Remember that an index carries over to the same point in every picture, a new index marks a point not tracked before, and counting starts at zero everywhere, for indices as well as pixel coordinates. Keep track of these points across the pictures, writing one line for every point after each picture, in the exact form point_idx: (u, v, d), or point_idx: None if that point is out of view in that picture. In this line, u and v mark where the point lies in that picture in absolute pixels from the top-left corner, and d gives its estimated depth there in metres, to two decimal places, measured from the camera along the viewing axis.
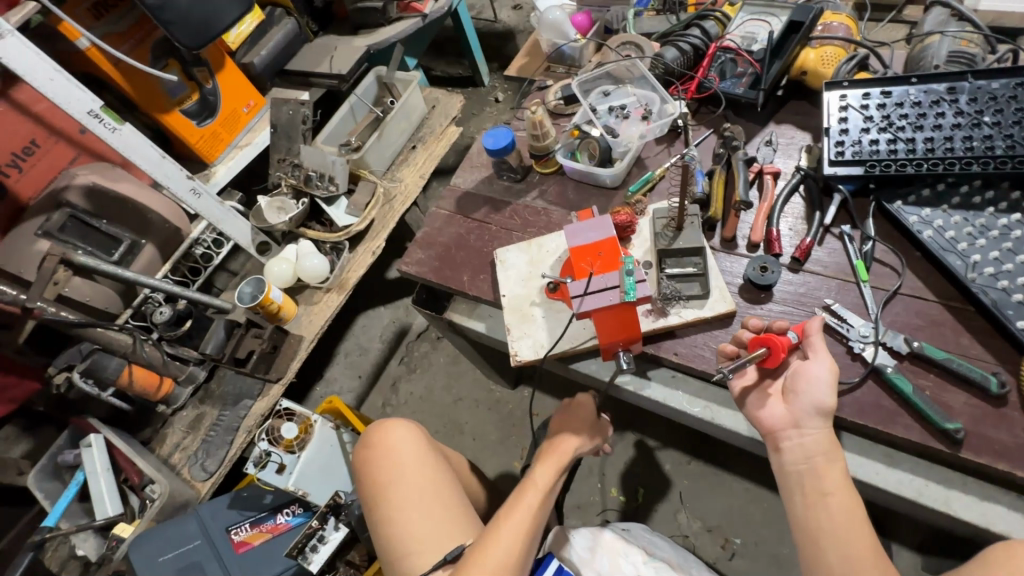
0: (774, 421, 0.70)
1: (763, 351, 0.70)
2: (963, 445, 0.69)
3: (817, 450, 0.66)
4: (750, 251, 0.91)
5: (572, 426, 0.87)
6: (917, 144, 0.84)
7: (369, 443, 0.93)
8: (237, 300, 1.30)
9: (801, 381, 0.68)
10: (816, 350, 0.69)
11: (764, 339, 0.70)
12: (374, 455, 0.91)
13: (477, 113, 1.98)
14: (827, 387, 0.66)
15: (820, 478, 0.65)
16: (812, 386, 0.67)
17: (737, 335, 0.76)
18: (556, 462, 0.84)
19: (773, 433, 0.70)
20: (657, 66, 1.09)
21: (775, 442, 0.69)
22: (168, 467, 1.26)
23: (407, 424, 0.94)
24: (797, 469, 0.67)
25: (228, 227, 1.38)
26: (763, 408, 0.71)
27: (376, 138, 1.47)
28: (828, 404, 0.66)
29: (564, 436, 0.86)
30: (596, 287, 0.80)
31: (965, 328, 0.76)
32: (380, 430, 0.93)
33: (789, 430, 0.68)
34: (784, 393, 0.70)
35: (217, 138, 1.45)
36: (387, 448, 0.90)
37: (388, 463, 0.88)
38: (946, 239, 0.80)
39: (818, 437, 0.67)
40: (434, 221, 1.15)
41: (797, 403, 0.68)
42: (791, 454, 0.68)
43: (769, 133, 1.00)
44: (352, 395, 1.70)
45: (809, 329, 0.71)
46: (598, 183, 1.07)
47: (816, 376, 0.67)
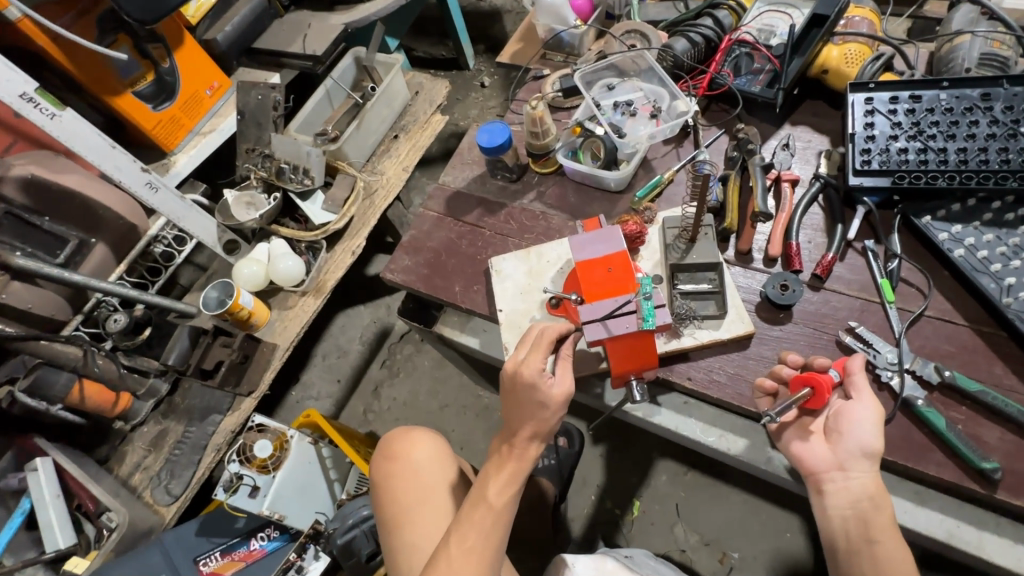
0: (817, 462, 0.66)
1: (808, 392, 0.65)
2: (1000, 486, 0.64)
3: (865, 494, 0.62)
4: (767, 266, 0.85)
5: (534, 402, 0.67)
6: (949, 155, 0.79)
7: (388, 455, 0.83)
8: (202, 306, 1.19)
9: (843, 421, 0.65)
10: (859, 390, 0.65)
11: (808, 378, 0.65)
12: (394, 469, 0.81)
13: (462, 99, 1.86)
14: (873, 428, 0.63)
15: (868, 525, 0.60)
16: (856, 426, 0.64)
17: (775, 370, 0.72)
18: (512, 468, 0.67)
19: (814, 475, 0.66)
20: (665, 58, 1.01)
21: (817, 484, 0.66)
22: (128, 490, 1.15)
23: (432, 437, 0.85)
24: (843, 514, 0.63)
25: (189, 224, 1.25)
26: (804, 445, 0.67)
27: (355, 127, 1.35)
28: (874, 445, 0.63)
29: (523, 422, 0.67)
30: (614, 316, 0.73)
31: (997, 355, 0.72)
32: (403, 439, 0.84)
33: (832, 472, 0.65)
34: (827, 432, 0.67)
35: (176, 124, 1.31)
36: (411, 461, 0.81)
37: (412, 477, 0.79)
38: (979, 260, 0.74)
39: (866, 481, 0.63)
40: (422, 223, 1.05)
41: (841, 444, 0.65)
42: (836, 498, 0.64)
43: (786, 135, 0.94)
44: (331, 400, 1.60)
45: (850, 366, 0.67)
46: (601, 186, 0.98)
47: (861, 417, 0.64)
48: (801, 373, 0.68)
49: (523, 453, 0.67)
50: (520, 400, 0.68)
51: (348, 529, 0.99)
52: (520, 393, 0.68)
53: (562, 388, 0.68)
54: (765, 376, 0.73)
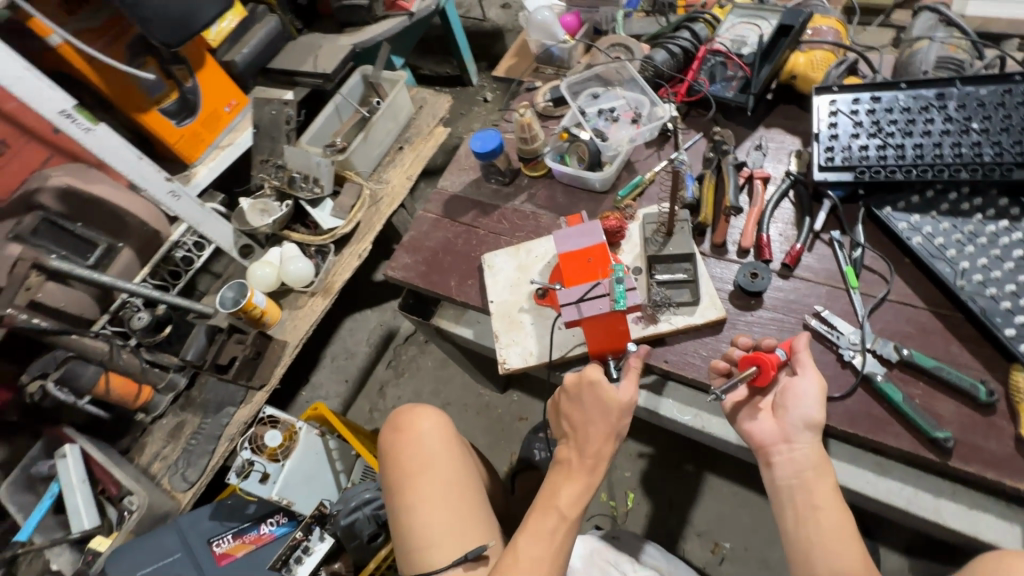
0: (765, 436, 0.70)
1: (753, 371, 0.70)
2: (953, 454, 0.68)
3: (807, 464, 0.66)
4: (740, 257, 0.90)
5: (600, 404, 0.74)
6: (906, 150, 0.84)
7: (396, 427, 0.90)
8: (218, 305, 1.27)
9: (789, 398, 0.69)
10: (803, 366, 0.70)
11: (754, 358, 0.71)
12: (401, 440, 0.88)
13: (465, 113, 1.95)
14: (815, 404, 0.68)
15: (810, 494, 0.65)
16: (801, 402, 0.68)
17: (728, 352, 0.77)
18: (583, 478, 0.72)
19: (763, 448, 0.70)
20: (647, 69, 1.08)
21: (767, 457, 0.69)
22: (148, 477, 1.23)
23: (437, 414, 0.91)
24: (789, 483, 0.67)
25: (208, 229, 1.35)
26: (754, 422, 0.71)
27: (362, 139, 1.44)
28: (816, 418, 0.67)
29: (592, 431, 0.74)
30: (586, 301, 0.78)
31: (953, 335, 0.76)
32: (411, 414, 0.90)
33: (779, 445, 0.68)
34: (773, 408, 0.71)
35: (197, 138, 1.41)
36: (417, 434, 0.87)
37: (418, 449, 0.86)
38: (936, 246, 0.79)
39: (808, 452, 0.67)
40: (421, 225, 1.13)
41: (786, 418, 0.69)
42: (782, 468, 0.67)
43: (759, 137, 1.00)
44: (339, 399, 1.67)
45: (796, 345, 0.72)
46: (587, 187, 1.05)
47: (804, 391, 0.68)
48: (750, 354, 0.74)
49: (594, 463, 0.73)
50: (584, 405, 0.75)
51: (352, 511, 1.06)
52: (581, 401, 0.76)
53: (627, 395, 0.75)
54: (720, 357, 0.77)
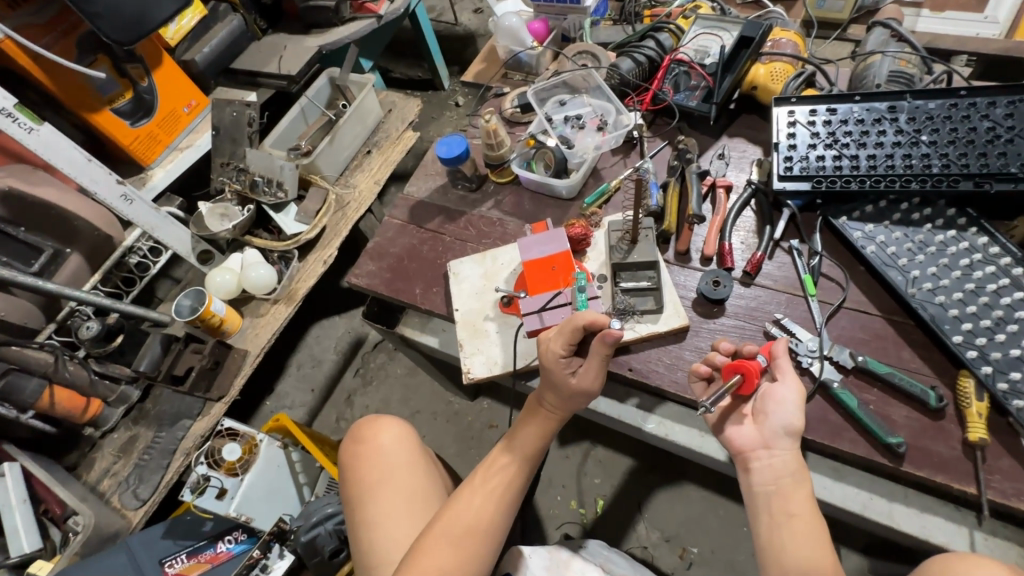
0: (744, 441, 0.68)
1: (738, 379, 0.68)
2: (905, 459, 0.70)
3: (784, 471, 0.65)
4: (703, 265, 0.91)
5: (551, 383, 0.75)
6: (860, 160, 0.86)
7: (358, 440, 0.88)
8: (174, 313, 1.22)
9: (768, 403, 0.68)
10: (783, 371, 0.69)
11: (737, 365, 0.69)
12: (361, 452, 0.86)
13: (436, 118, 1.94)
14: (794, 409, 0.67)
15: (787, 500, 0.64)
16: (781, 407, 0.67)
17: (709, 357, 0.74)
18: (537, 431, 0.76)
19: (743, 453, 0.68)
20: (613, 77, 1.09)
21: (746, 462, 0.68)
22: (96, 495, 1.17)
23: (400, 424, 0.89)
24: (765, 490, 0.66)
25: (164, 234, 1.29)
26: (736, 429, 0.69)
27: (327, 143, 1.41)
28: (796, 423, 0.67)
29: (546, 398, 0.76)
30: (547, 319, 0.82)
31: (906, 341, 0.78)
32: (372, 425, 0.88)
33: (758, 450, 0.67)
34: (753, 414, 0.69)
35: (153, 139, 1.36)
36: (378, 445, 0.85)
37: (378, 460, 0.84)
38: (888, 255, 0.82)
39: (788, 458, 0.66)
40: (387, 231, 1.11)
41: (767, 424, 0.68)
42: (761, 474, 0.66)
43: (722, 146, 1.01)
44: (304, 409, 1.63)
45: (775, 351, 0.71)
46: (553, 195, 1.05)
47: (785, 398, 0.67)
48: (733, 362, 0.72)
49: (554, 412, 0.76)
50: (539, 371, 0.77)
51: (312, 526, 1.03)
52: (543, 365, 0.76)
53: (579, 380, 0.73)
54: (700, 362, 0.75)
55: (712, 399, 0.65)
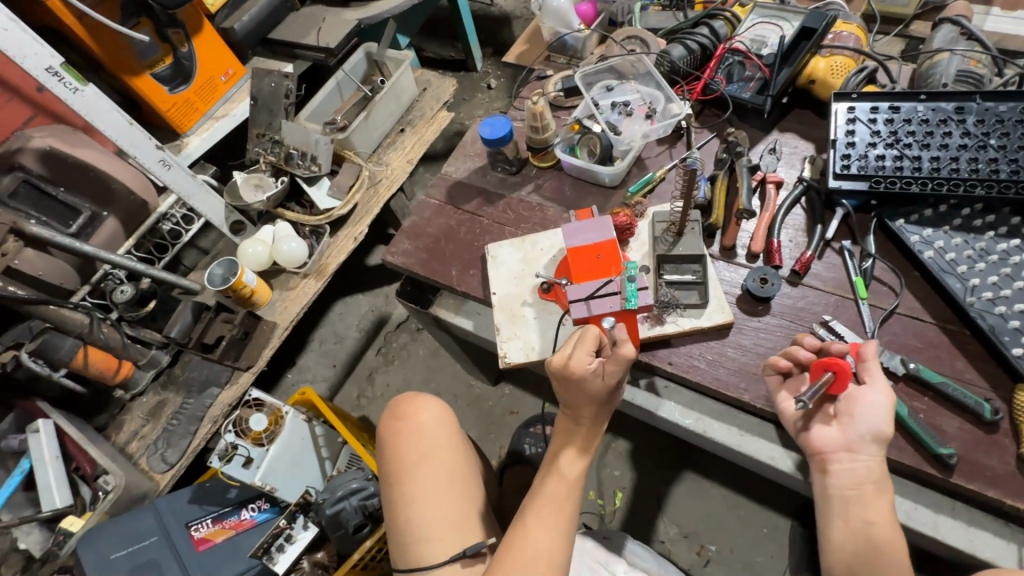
0: (825, 442, 0.67)
1: (830, 377, 0.66)
2: (955, 471, 0.68)
3: (869, 477, 0.64)
4: (749, 261, 0.89)
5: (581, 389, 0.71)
6: (923, 162, 0.83)
7: (396, 417, 0.87)
8: (207, 282, 1.23)
9: (854, 405, 0.66)
10: (872, 374, 0.67)
11: (829, 363, 0.67)
12: (403, 429, 0.85)
13: (468, 99, 1.91)
14: (886, 415, 0.65)
15: (866, 507, 0.63)
16: (868, 410, 0.65)
17: (793, 352, 0.72)
18: (583, 442, 0.74)
19: (821, 455, 0.67)
20: (663, 64, 1.06)
21: (823, 464, 0.67)
22: (125, 456, 1.18)
23: (440, 405, 0.89)
24: (844, 494, 0.65)
25: (199, 203, 1.29)
26: (818, 429, 0.68)
27: (363, 118, 1.40)
28: (884, 431, 0.64)
29: (586, 411, 0.73)
30: (603, 310, 0.78)
31: (960, 351, 0.76)
32: (413, 402, 0.88)
33: (839, 453, 0.66)
34: (838, 415, 0.68)
35: (190, 107, 1.36)
36: (418, 423, 0.85)
37: (420, 437, 0.84)
38: (947, 261, 0.79)
39: (870, 464, 0.65)
40: (423, 210, 1.09)
41: (852, 427, 0.66)
42: (839, 477, 0.65)
43: (773, 140, 0.99)
44: (326, 384, 1.64)
45: (865, 353, 0.69)
46: (595, 181, 1.03)
47: (874, 401, 0.65)
48: (820, 359, 0.70)
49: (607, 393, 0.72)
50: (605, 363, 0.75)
51: (338, 500, 1.04)
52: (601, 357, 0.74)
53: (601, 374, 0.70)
54: (781, 355, 0.73)
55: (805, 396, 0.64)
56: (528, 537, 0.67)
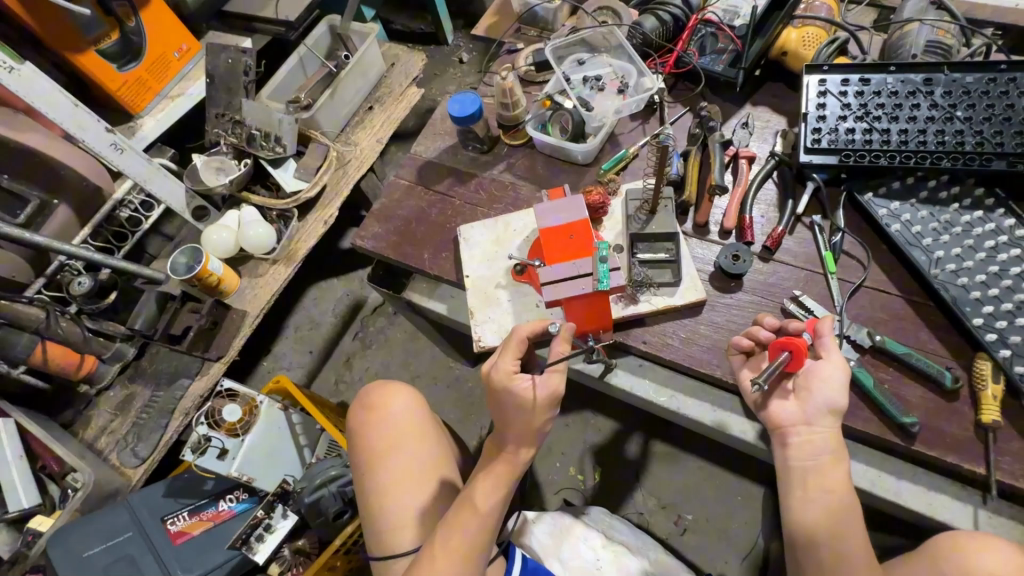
0: (785, 417, 0.68)
1: (786, 356, 0.66)
2: (917, 439, 0.70)
3: (824, 448, 0.66)
4: (722, 238, 0.89)
5: (520, 407, 0.70)
6: (891, 135, 0.84)
7: (366, 406, 0.86)
8: (170, 271, 1.18)
9: (813, 381, 0.67)
10: (829, 351, 0.68)
11: (785, 343, 0.67)
12: (372, 419, 0.84)
13: (439, 74, 1.86)
14: (840, 389, 0.66)
15: (823, 476, 0.65)
16: (825, 385, 0.66)
17: (754, 332, 0.74)
18: (505, 475, 0.71)
19: (781, 429, 0.68)
20: (634, 36, 1.03)
21: (783, 439, 0.68)
22: (94, 452, 1.15)
23: (410, 393, 0.88)
24: (803, 466, 0.66)
25: (157, 188, 1.23)
26: (778, 405, 0.69)
27: (329, 95, 1.34)
28: (840, 404, 0.66)
29: (516, 447, 0.71)
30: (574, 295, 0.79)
31: (924, 322, 0.77)
32: (381, 392, 0.87)
33: (798, 426, 0.67)
34: (796, 391, 0.69)
35: (143, 85, 1.29)
36: (387, 414, 0.84)
37: (390, 427, 0.83)
38: (913, 234, 0.80)
39: (825, 437, 0.66)
40: (393, 191, 1.07)
41: (810, 401, 0.67)
42: (798, 450, 0.67)
43: (746, 114, 0.98)
44: (303, 371, 1.62)
45: (821, 329, 0.69)
46: (568, 159, 1.01)
47: (830, 376, 0.66)
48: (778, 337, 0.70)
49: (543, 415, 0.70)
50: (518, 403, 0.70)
51: (316, 488, 1.02)
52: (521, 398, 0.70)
53: (548, 390, 0.70)
54: (743, 335, 0.75)
55: (762, 377, 0.64)
56: (439, 549, 0.67)
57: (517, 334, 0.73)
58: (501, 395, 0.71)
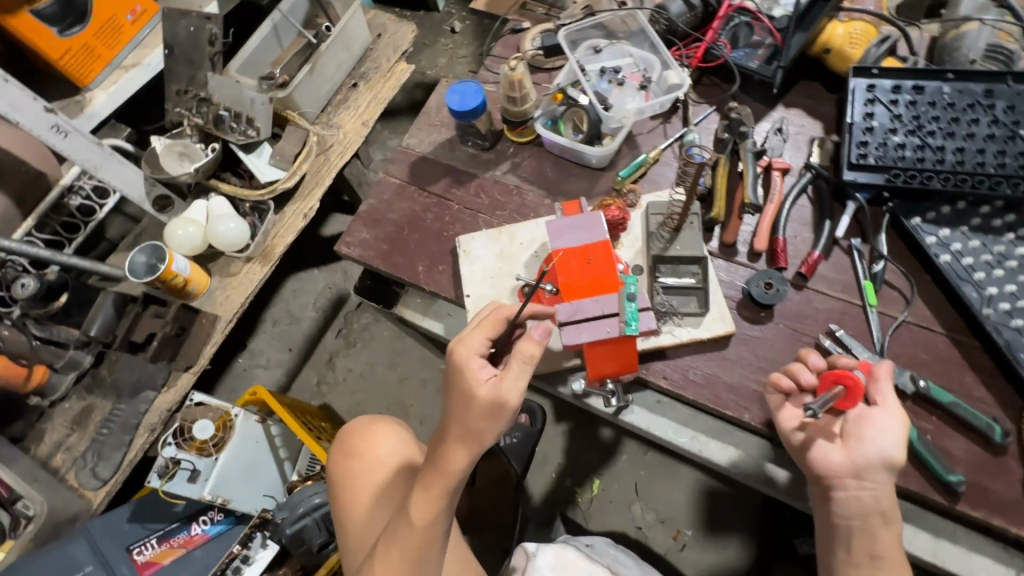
0: (832, 468, 0.61)
1: (840, 388, 0.60)
2: (962, 498, 0.65)
3: (872, 514, 0.59)
4: (751, 260, 0.80)
5: (461, 397, 0.56)
6: (946, 154, 0.75)
7: (351, 450, 0.79)
8: (128, 271, 1.05)
9: (865, 429, 0.60)
10: (884, 397, 0.62)
11: (840, 376, 0.61)
12: (355, 462, 0.77)
13: (429, 46, 1.69)
14: (897, 440, 0.59)
15: (866, 546, 0.59)
16: (879, 436, 0.59)
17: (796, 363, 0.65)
18: (439, 491, 0.57)
19: (825, 481, 0.61)
20: (659, 21, 0.92)
21: (827, 490, 0.62)
22: (48, 472, 1.04)
23: (398, 430, 0.79)
24: (849, 523, 0.60)
25: (109, 175, 1.08)
26: (820, 450, 0.62)
27: (307, 72, 1.19)
28: (896, 458, 0.59)
29: (450, 450, 0.57)
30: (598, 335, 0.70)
31: (969, 365, 0.71)
32: (368, 432, 0.79)
33: (847, 480, 0.60)
34: (843, 437, 0.62)
35: (90, 54, 1.11)
36: (373, 455, 0.77)
37: (373, 466, 0.76)
38: (963, 267, 0.73)
39: (880, 493, 0.59)
40: (382, 191, 0.95)
41: (859, 451, 0.60)
42: (843, 505, 0.60)
43: (779, 118, 0.88)
44: (282, 370, 1.51)
45: (877, 372, 0.63)
46: (580, 161, 0.91)
47: (885, 428, 0.60)
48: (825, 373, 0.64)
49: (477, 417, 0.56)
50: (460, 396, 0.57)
51: (298, 517, 0.94)
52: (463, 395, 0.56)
53: (496, 387, 0.56)
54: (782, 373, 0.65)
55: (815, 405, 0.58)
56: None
57: (498, 312, 0.62)
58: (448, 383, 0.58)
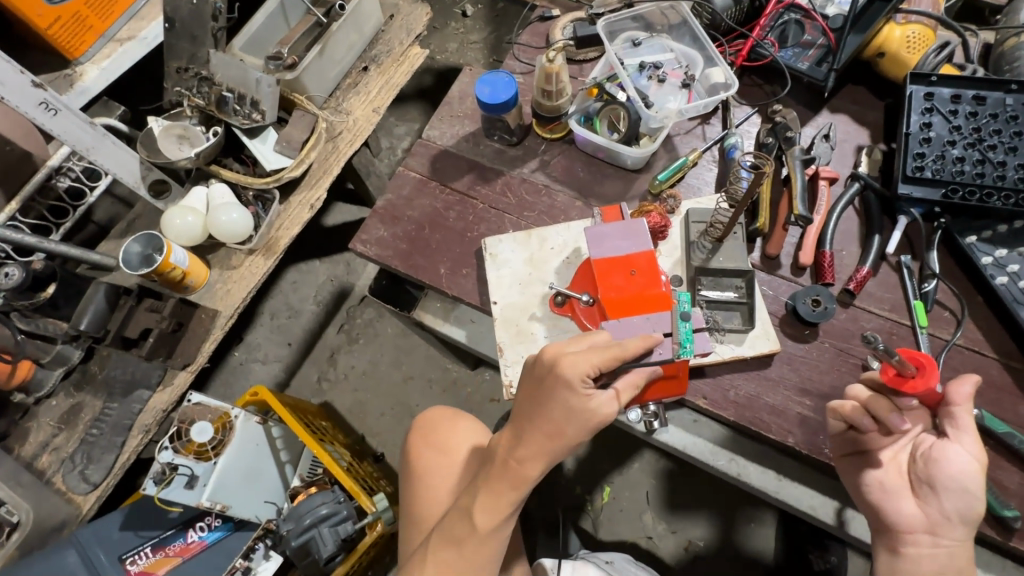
0: (902, 520, 0.57)
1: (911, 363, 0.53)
2: (1015, 533, 0.62)
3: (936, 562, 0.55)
4: (794, 274, 0.76)
5: (553, 409, 0.53)
6: (1007, 170, 0.71)
7: (430, 439, 0.77)
8: (122, 262, 0.98)
9: (940, 477, 0.55)
10: (960, 430, 0.55)
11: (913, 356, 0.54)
12: (429, 447, 0.76)
13: (440, 29, 1.61)
14: (980, 493, 0.54)
15: None
16: (955, 485, 0.54)
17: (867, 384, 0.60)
18: (508, 497, 0.55)
19: (896, 532, 0.58)
20: (702, 14, 0.87)
21: (895, 543, 0.58)
22: (34, 474, 0.98)
23: (480, 427, 0.77)
24: None
25: (103, 158, 1.00)
26: (892, 502, 0.58)
27: (317, 53, 1.11)
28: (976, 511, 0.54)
29: (527, 457, 0.54)
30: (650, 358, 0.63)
31: (1022, 393, 0.68)
32: (450, 422, 0.77)
33: (919, 535, 0.56)
34: (916, 488, 0.58)
35: (81, 24, 1.03)
36: (449, 445, 0.75)
37: (444, 458, 0.74)
38: (1021, 290, 0.69)
39: (954, 552, 0.55)
40: (401, 186, 0.89)
41: (935, 505, 0.56)
42: (914, 564, 0.56)
43: (826, 123, 0.83)
44: (281, 366, 1.45)
45: (955, 398, 0.56)
46: (614, 162, 0.86)
47: (963, 474, 0.54)
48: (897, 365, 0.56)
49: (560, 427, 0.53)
50: (554, 407, 0.53)
51: (305, 529, 0.94)
52: (548, 399, 0.54)
53: (602, 412, 0.53)
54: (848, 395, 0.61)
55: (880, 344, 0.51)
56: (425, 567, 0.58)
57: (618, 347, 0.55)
58: (541, 391, 0.55)
